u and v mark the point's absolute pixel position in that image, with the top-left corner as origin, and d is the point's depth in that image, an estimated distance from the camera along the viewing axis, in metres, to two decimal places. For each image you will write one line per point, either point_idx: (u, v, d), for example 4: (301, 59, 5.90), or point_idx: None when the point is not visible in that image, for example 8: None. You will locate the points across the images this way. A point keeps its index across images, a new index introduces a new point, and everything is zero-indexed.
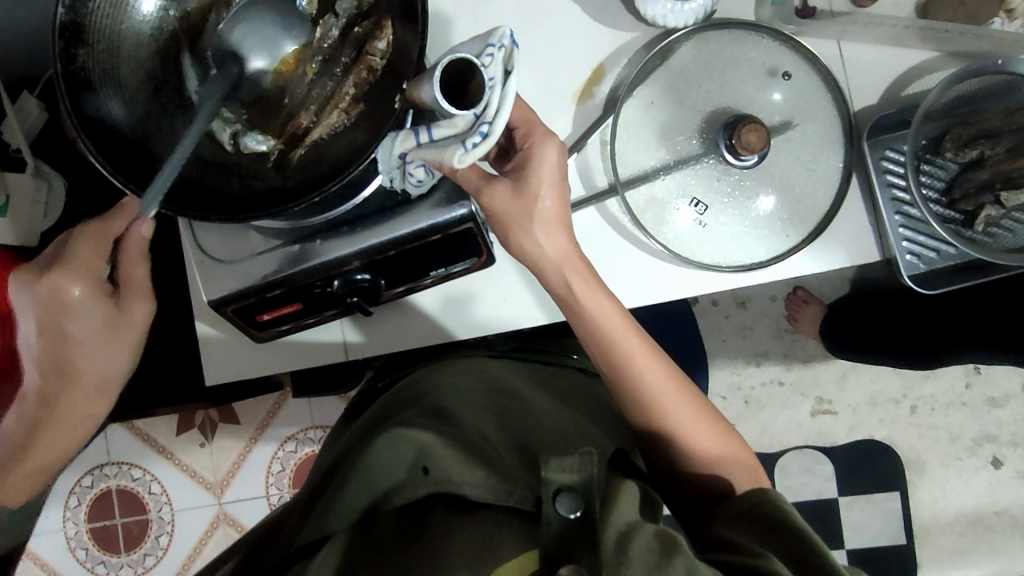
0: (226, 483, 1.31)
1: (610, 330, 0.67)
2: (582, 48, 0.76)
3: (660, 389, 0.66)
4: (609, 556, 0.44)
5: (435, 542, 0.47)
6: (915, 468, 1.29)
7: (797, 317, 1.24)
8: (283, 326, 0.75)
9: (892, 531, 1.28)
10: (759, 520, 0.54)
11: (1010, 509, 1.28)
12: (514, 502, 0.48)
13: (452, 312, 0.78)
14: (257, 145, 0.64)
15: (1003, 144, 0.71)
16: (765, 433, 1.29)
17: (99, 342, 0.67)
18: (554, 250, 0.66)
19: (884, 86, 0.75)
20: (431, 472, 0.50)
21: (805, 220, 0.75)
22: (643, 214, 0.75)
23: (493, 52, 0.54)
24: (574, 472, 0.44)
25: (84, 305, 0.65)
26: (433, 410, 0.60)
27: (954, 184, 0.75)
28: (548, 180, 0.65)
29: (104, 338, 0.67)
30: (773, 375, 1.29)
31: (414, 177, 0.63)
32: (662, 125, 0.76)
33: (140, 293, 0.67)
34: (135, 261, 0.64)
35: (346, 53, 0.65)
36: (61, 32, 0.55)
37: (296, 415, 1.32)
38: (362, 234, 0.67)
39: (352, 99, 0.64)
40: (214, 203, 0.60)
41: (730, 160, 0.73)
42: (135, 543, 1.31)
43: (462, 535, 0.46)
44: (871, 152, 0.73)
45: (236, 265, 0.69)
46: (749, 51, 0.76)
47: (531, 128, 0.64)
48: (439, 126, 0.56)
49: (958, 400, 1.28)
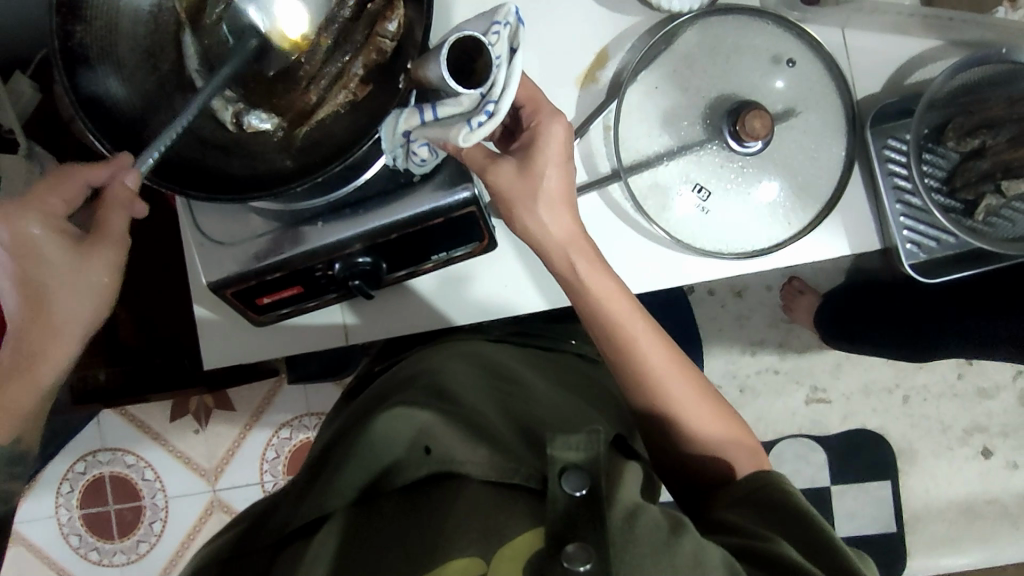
0: (221, 470, 1.31)
1: (613, 314, 0.66)
2: (586, 33, 0.75)
3: (662, 371, 0.66)
4: (618, 535, 0.44)
5: (436, 510, 0.47)
6: (906, 457, 1.30)
7: (793, 306, 1.25)
8: (283, 310, 0.75)
9: (883, 520, 1.29)
10: (762, 504, 0.55)
11: (999, 499, 1.29)
12: (519, 479, 0.48)
13: (452, 296, 0.78)
14: (260, 123, 0.63)
15: (1004, 134, 0.71)
16: (759, 422, 1.30)
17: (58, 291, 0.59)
18: (559, 232, 0.66)
19: (887, 76, 0.75)
20: (433, 451, 0.51)
21: (809, 207, 0.75)
22: (645, 200, 0.75)
23: (499, 29, 0.54)
24: (581, 449, 0.44)
25: (46, 243, 0.58)
26: (433, 390, 0.61)
27: (954, 173, 0.75)
28: (554, 160, 0.64)
29: (61, 285, 0.58)
30: (768, 363, 1.30)
31: (417, 156, 0.62)
32: (666, 112, 0.76)
33: (110, 237, 0.59)
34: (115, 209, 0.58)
35: (360, 30, 0.63)
36: (58, 8, 0.53)
37: (290, 401, 1.32)
38: (364, 217, 0.67)
39: (360, 81, 0.63)
40: (214, 183, 0.59)
41: (734, 147, 0.73)
42: (128, 529, 1.31)
43: (474, 500, 0.46)
44: (873, 141, 0.73)
45: (237, 247, 0.69)
46: (753, 37, 0.75)
47: (537, 107, 0.63)
48: (445, 104, 0.55)
49: (949, 390, 1.30)
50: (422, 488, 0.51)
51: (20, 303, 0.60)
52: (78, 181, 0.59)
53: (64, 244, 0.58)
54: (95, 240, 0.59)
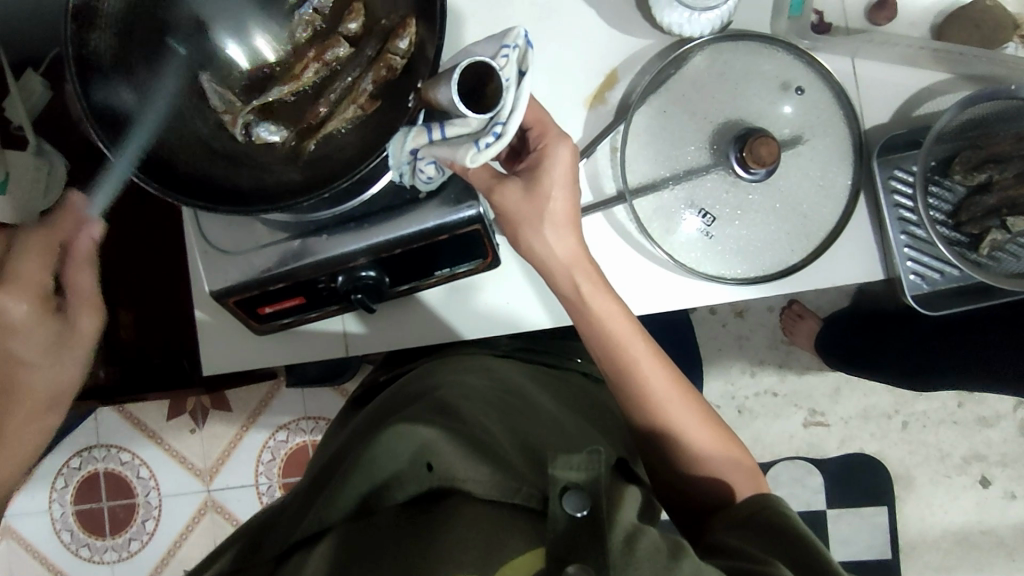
0: (216, 470, 1.31)
1: (617, 335, 0.67)
2: (599, 55, 0.76)
3: (666, 393, 0.67)
4: (617, 553, 0.44)
5: (431, 529, 0.47)
6: (903, 483, 1.29)
7: (793, 331, 1.25)
8: (284, 320, 0.75)
9: (878, 546, 1.29)
10: (763, 529, 0.54)
11: (996, 529, 1.29)
12: (521, 500, 0.49)
13: (455, 310, 0.78)
14: (269, 136, 0.64)
15: (1011, 169, 0.72)
16: (756, 443, 1.30)
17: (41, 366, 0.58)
18: (566, 253, 0.66)
19: (896, 106, 0.75)
20: (435, 468, 0.51)
21: (814, 234, 0.75)
22: (650, 222, 0.75)
23: (509, 52, 0.54)
24: (582, 469, 0.44)
25: (37, 325, 0.58)
26: (437, 406, 0.61)
27: (960, 207, 0.75)
28: (560, 181, 0.64)
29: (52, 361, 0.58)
30: (768, 385, 1.30)
31: (424, 174, 0.62)
32: (672, 136, 0.76)
33: (88, 302, 0.60)
34: (85, 266, 0.60)
35: (371, 45, 0.64)
36: (73, 14, 0.54)
37: (287, 405, 1.31)
38: (370, 230, 0.67)
39: (369, 96, 0.63)
40: (220, 196, 0.59)
41: (740, 173, 0.73)
42: (119, 527, 1.31)
43: (473, 519, 0.47)
44: (880, 171, 0.73)
45: (241, 256, 0.69)
46: (762, 63, 0.75)
47: (545, 130, 0.64)
48: (452, 125, 0.55)
49: (950, 418, 1.29)
50: (421, 504, 0.51)
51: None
52: (52, 243, 0.59)
53: (49, 322, 0.58)
54: (75, 309, 0.60)
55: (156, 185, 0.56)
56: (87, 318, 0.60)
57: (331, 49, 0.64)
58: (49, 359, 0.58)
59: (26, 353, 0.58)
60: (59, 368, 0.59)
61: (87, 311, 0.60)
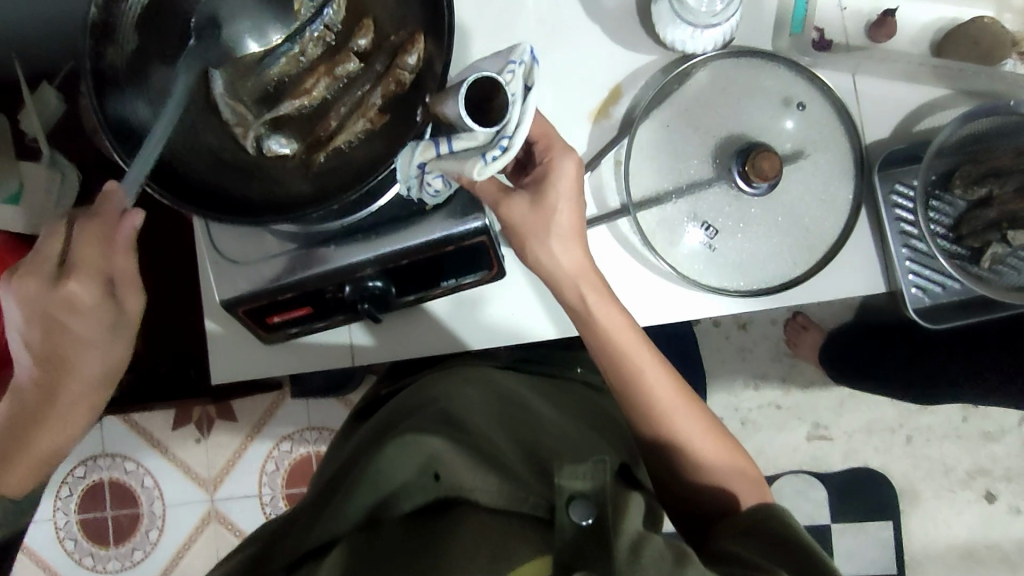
0: (220, 480, 1.31)
1: (622, 346, 0.67)
2: (603, 70, 0.77)
3: (670, 403, 0.67)
4: (623, 559, 0.45)
5: (439, 538, 0.48)
6: (907, 498, 1.29)
7: (797, 342, 1.26)
8: (291, 329, 0.76)
9: (882, 560, 1.29)
10: (766, 538, 0.55)
11: (1001, 544, 1.28)
12: (528, 508, 0.49)
13: (460, 321, 0.79)
14: (280, 148, 0.65)
15: (1010, 184, 0.73)
16: (760, 456, 1.30)
17: (89, 352, 0.59)
18: (571, 264, 0.67)
19: (897, 121, 0.76)
20: (442, 479, 0.52)
21: (815, 247, 0.76)
22: (654, 235, 0.76)
23: (515, 68, 0.55)
24: (589, 477, 0.45)
25: (91, 310, 0.58)
26: (443, 416, 0.62)
27: (961, 221, 0.76)
28: (564, 194, 0.65)
29: (103, 347, 0.60)
30: (771, 398, 1.30)
31: (431, 187, 0.63)
32: (675, 151, 0.77)
33: (135, 286, 0.59)
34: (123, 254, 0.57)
35: (380, 60, 0.65)
36: (92, 28, 0.56)
37: (292, 415, 1.32)
38: (378, 241, 0.68)
39: (379, 110, 0.64)
40: (232, 207, 0.61)
41: (743, 187, 0.74)
42: (123, 536, 1.31)
43: (480, 528, 0.47)
44: (881, 185, 0.75)
45: (250, 266, 0.70)
46: (764, 79, 0.77)
47: (550, 143, 0.64)
48: (459, 139, 0.56)
49: (954, 432, 1.29)
50: (428, 514, 0.52)
51: (44, 355, 0.59)
52: (100, 233, 0.57)
53: (100, 306, 0.58)
54: (123, 291, 0.59)
55: (170, 198, 0.57)
56: (134, 299, 0.60)
57: (340, 63, 0.65)
58: (102, 339, 0.60)
59: (84, 334, 0.59)
60: (109, 351, 0.61)
61: (132, 292, 0.60)
